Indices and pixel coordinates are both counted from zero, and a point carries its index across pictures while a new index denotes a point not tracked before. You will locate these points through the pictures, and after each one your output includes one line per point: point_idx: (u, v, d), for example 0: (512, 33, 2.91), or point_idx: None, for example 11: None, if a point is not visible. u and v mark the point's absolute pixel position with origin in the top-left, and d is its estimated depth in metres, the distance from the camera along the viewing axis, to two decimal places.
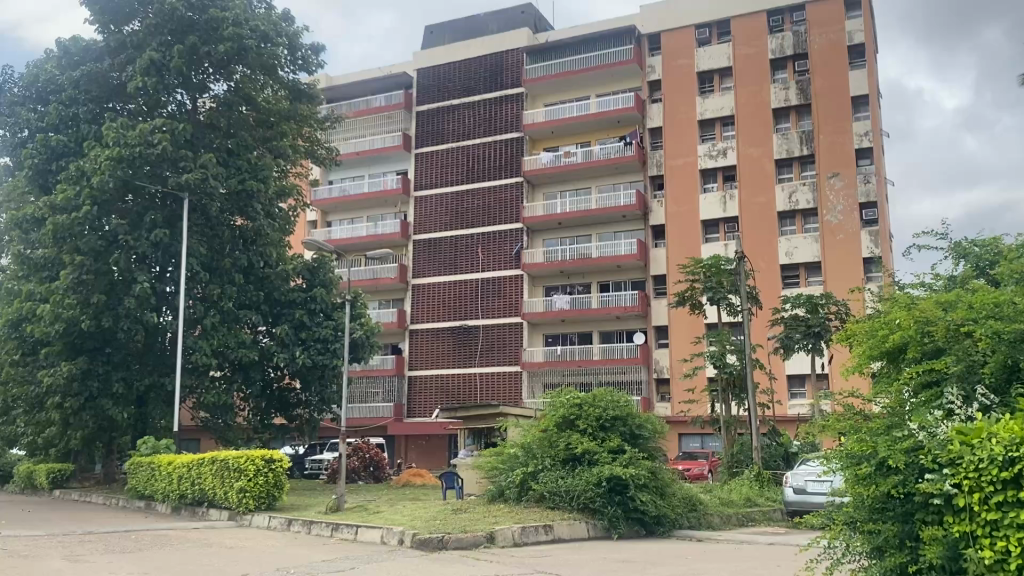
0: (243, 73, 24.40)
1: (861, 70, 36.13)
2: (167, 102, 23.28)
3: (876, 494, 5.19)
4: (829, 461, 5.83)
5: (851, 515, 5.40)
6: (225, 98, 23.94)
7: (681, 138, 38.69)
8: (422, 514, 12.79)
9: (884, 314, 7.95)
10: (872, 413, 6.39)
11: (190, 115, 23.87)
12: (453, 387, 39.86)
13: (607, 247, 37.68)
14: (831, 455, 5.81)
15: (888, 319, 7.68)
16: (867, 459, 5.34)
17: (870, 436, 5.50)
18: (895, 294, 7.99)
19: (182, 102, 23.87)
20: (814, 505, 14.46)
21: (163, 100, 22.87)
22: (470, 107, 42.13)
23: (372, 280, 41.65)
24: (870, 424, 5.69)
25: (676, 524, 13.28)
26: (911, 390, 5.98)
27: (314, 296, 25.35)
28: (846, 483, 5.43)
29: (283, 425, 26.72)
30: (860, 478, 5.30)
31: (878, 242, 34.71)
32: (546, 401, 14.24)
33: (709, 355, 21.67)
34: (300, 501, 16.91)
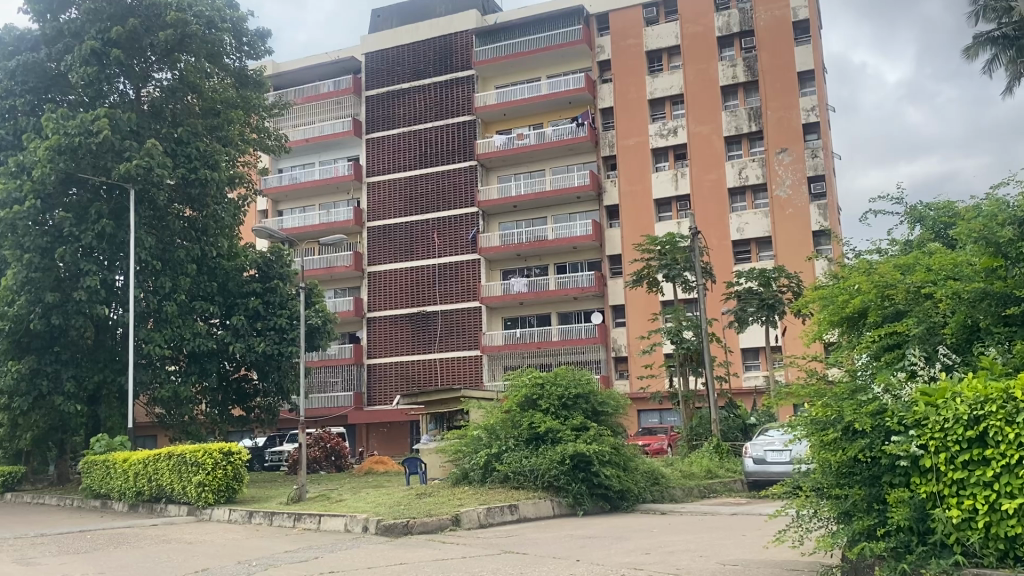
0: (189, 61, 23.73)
1: (806, 46, 36.52)
2: (109, 93, 22.44)
3: (843, 459, 5.19)
4: (793, 428, 5.82)
5: (817, 481, 5.39)
6: (169, 86, 23.29)
7: (632, 118, 38.79)
8: (386, 501, 12.64)
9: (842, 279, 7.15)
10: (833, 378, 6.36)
11: (134, 105, 23.13)
12: (412, 373, 39.62)
13: (562, 228, 37.68)
14: (794, 422, 5.80)
15: (847, 282, 6.90)
16: (832, 425, 5.33)
17: (834, 400, 5.49)
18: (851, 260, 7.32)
19: (125, 91, 23.13)
20: (773, 474, 14.62)
21: (105, 90, 22.04)
22: (420, 90, 41.74)
23: (326, 268, 41.09)
24: (833, 389, 5.69)
25: (640, 498, 13.35)
26: (871, 353, 5.96)
27: (272, 288, 25.11)
28: (812, 451, 5.41)
29: (241, 418, 26.38)
30: (826, 444, 5.29)
31: (827, 215, 35.21)
32: (508, 381, 14.16)
33: (666, 331, 21.73)
34: (261, 493, 16.63)
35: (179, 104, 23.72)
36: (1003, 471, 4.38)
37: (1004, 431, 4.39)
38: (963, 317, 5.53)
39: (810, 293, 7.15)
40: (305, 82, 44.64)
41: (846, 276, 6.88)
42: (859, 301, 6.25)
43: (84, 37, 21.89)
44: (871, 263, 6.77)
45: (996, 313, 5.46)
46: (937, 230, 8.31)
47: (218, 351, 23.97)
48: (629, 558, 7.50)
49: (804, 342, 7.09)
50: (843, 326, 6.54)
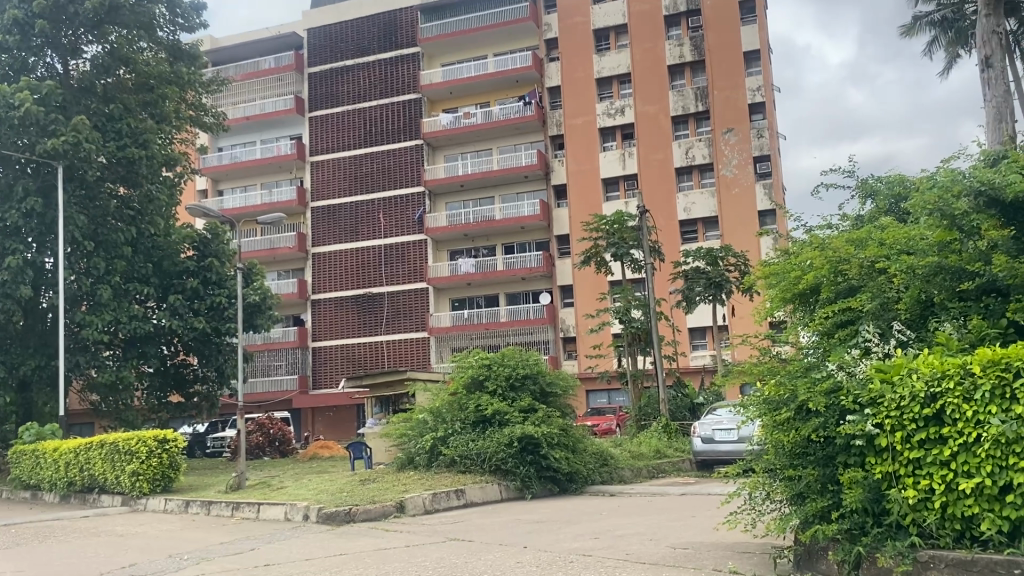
0: (120, 34, 22.74)
1: (751, 26, 36.64)
2: (36, 66, 21.69)
3: (796, 439, 5.02)
4: (744, 407, 5.65)
5: (770, 462, 5.23)
6: (100, 60, 22.20)
7: (579, 96, 38.57)
8: (328, 487, 12.27)
9: (794, 253, 7.02)
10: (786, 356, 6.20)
11: (62, 79, 22.17)
12: (358, 356, 39.04)
13: (510, 208, 37.38)
14: (746, 402, 5.62)
15: (798, 257, 6.75)
16: (786, 405, 5.18)
17: (787, 378, 5.32)
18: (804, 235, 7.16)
19: (52, 65, 22.18)
20: (722, 453, 14.61)
21: (30, 64, 21.45)
22: (365, 68, 40.94)
23: (269, 249, 40.12)
24: (787, 366, 5.52)
25: (589, 479, 13.21)
26: (825, 331, 5.80)
27: (208, 266, 24.36)
28: (764, 432, 5.25)
29: (180, 404, 25.66)
30: (778, 424, 5.13)
31: (772, 194, 35.51)
32: (454, 363, 13.87)
33: (614, 311, 21.58)
34: (200, 481, 16.10)
35: (110, 79, 22.67)
36: (960, 450, 4.25)
37: (962, 409, 4.25)
38: (917, 292, 5.41)
39: (762, 269, 7.02)
40: (246, 58, 43.42)
41: (797, 251, 6.74)
42: (812, 275, 6.12)
43: (6, 7, 21.03)
44: (825, 238, 6.62)
45: (949, 287, 5.35)
46: (888, 203, 8.21)
47: (155, 334, 23.20)
48: (578, 544, 7.27)
49: (755, 319, 6.95)
50: (796, 303, 6.40)
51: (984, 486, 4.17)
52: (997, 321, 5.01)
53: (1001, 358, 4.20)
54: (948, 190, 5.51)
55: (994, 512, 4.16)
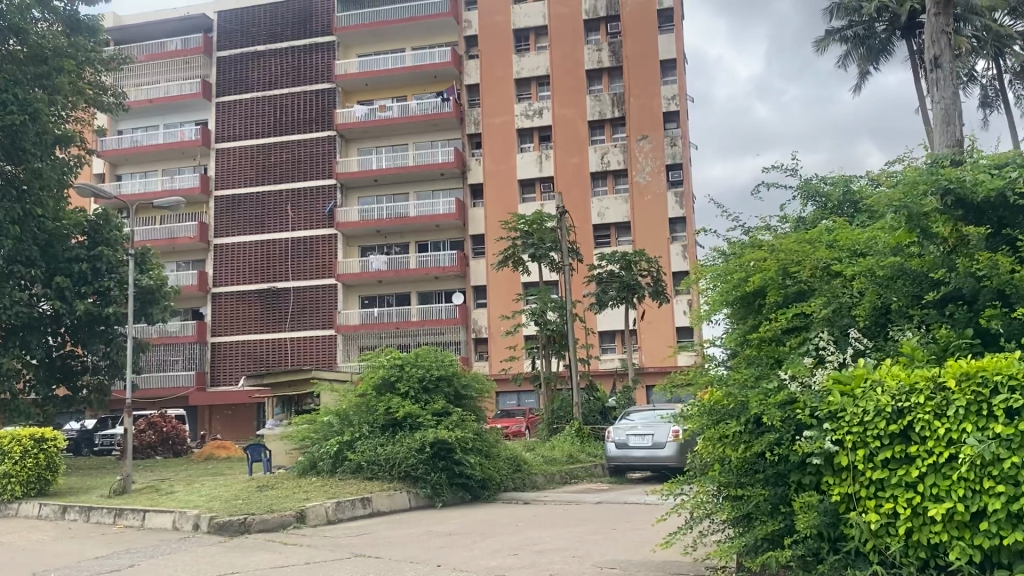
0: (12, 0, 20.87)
1: (669, 35, 36.89)
2: None
3: (746, 456, 4.66)
4: (687, 418, 5.27)
5: (715, 479, 4.88)
6: None
7: (498, 96, 38.16)
8: (222, 494, 11.37)
9: (736, 252, 6.71)
10: (728, 362, 5.87)
11: None
12: (261, 353, 37.59)
13: (424, 205, 36.61)
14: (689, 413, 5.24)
15: (742, 257, 6.43)
16: (733, 417, 4.82)
17: (736, 388, 4.96)
18: (749, 233, 6.85)
19: None
20: (631, 459, 14.33)
21: None
22: (277, 55, 39.52)
23: (168, 239, 38.23)
24: (735, 375, 5.16)
25: (501, 486, 12.67)
26: (773, 337, 5.50)
27: (99, 253, 22.99)
28: (708, 441, 4.90)
29: (65, 398, 24.03)
30: (725, 437, 4.78)
31: (684, 202, 35.84)
32: (363, 362, 13.11)
33: (530, 311, 21.17)
34: (81, 483, 14.87)
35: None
36: (929, 471, 3.96)
37: (932, 427, 3.95)
38: (874, 297, 5.20)
39: (701, 268, 6.69)
40: (150, 37, 41.28)
41: (739, 251, 6.44)
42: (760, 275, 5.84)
43: None
44: (771, 237, 6.35)
45: (908, 294, 5.15)
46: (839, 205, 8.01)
47: (37, 321, 21.83)
48: (497, 562, 6.72)
49: (693, 323, 6.65)
50: (738, 307, 6.12)
51: (955, 512, 3.88)
52: (960, 332, 4.80)
53: (974, 371, 3.89)
54: (912, 188, 5.25)
55: (965, 540, 3.86)
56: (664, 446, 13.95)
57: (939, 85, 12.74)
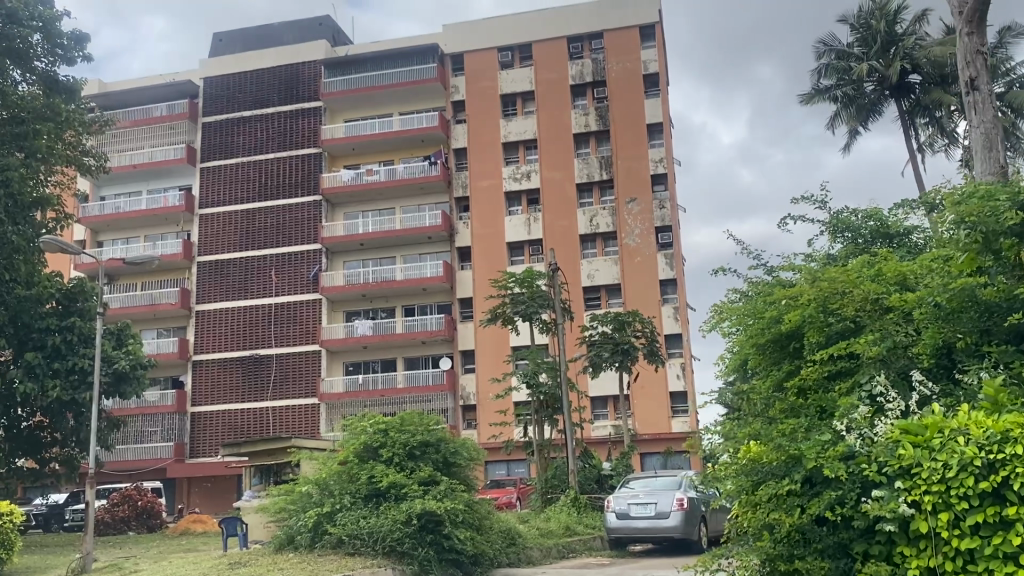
0: None
1: (655, 99, 37.00)
2: None
3: (802, 519, 4.70)
4: (723, 475, 5.33)
5: (763, 552, 4.92)
6: None
7: (485, 160, 37.98)
8: (192, 573, 10.42)
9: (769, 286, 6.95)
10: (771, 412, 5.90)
11: None
12: (242, 423, 36.40)
13: (411, 269, 36.04)
14: (726, 469, 5.29)
15: (770, 300, 6.57)
16: (789, 473, 4.88)
17: (788, 440, 5.02)
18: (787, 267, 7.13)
19: None
20: (634, 530, 13.42)
21: None
22: (263, 120, 39.33)
23: (149, 306, 37.33)
24: (783, 425, 5.23)
25: (496, 561, 11.75)
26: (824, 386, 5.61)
27: (70, 324, 22.13)
28: (754, 500, 4.97)
29: (33, 473, 22.98)
30: (776, 495, 4.85)
31: (674, 264, 35.44)
32: (344, 428, 12.27)
33: (522, 374, 20.35)
34: (38, 562, 13.75)
35: None
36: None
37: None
38: (935, 336, 5.37)
39: (725, 313, 6.91)
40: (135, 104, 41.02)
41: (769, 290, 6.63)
42: (797, 314, 5.96)
43: None
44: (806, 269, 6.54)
45: (976, 329, 5.30)
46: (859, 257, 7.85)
47: (5, 393, 21.17)
48: None
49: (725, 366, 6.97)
50: (778, 354, 6.35)
51: None
52: None
53: None
54: (987, 200, 5.35)
55: None
56: (667, 516, 13.18)
57: (976, 110, 10.40)
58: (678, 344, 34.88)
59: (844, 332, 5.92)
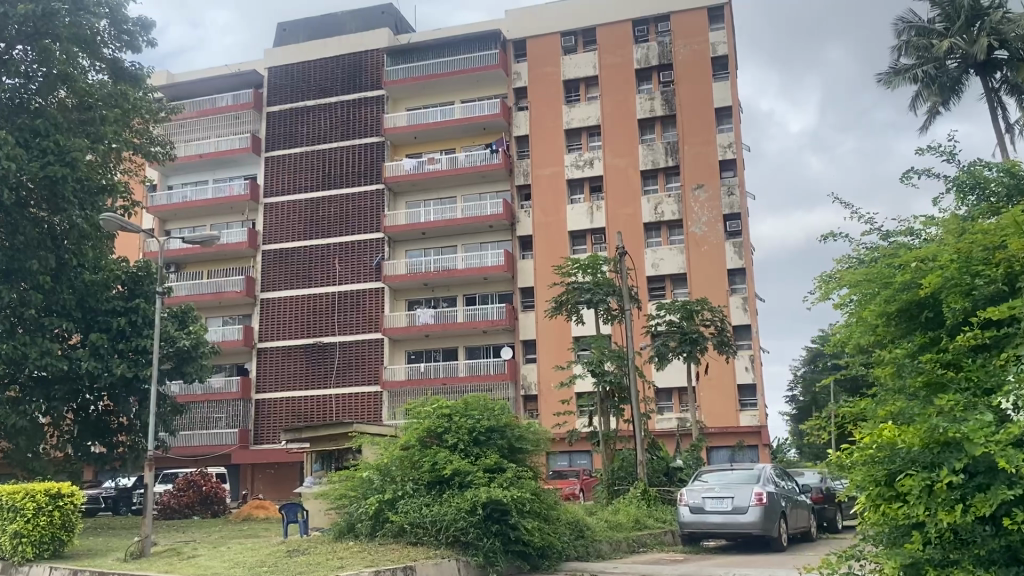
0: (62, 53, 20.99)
1: (724, 82, 35.82)
2: None
3: (964, 516, 4.68)
4: (861, 462, 5.27)
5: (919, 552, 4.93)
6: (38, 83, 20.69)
7: (547, 147, 37.32)
8: (248, 559, 10.10)
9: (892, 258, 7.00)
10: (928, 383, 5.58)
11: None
12: (305, 410, 36.51)
13: (472, 258, 35.65)
14: (866, 457, 5.21)
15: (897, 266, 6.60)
16: (948, 462, 4.82)
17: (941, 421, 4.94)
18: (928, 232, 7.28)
19: None
20: (710, 525, 12.71)
21: None
22: (326, 109, 39.30)
23: (214, 294, 37.69)
24: (936, 403, 5.11)
25: (563, 555, 11.15)
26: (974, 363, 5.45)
27: (135, 306, 22.46)
28: (900, 497, 4.94)
29: (100, 456, 23.36)
30: (929, 489, 4.82)
31: (743, 253, 34.30)
32: (407, 414, 11.83)
33: (586, 362, 19.61)
34: (99, 545, 13.64)
35: (50, 99, 21.12)
36: None
37: None
38: None
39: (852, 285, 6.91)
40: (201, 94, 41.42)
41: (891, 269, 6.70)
42: (940, 280, 5.86)
43: None
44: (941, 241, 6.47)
45: None
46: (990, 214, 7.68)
47: (71, 375, 21.29)
48: None
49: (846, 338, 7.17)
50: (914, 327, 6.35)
51: None
52: None
53: None
54: None
55: None
56: (745, 512, 12.56)
57: None
58: (748, 335, 33.78)
59: (996, 296, 5.74)
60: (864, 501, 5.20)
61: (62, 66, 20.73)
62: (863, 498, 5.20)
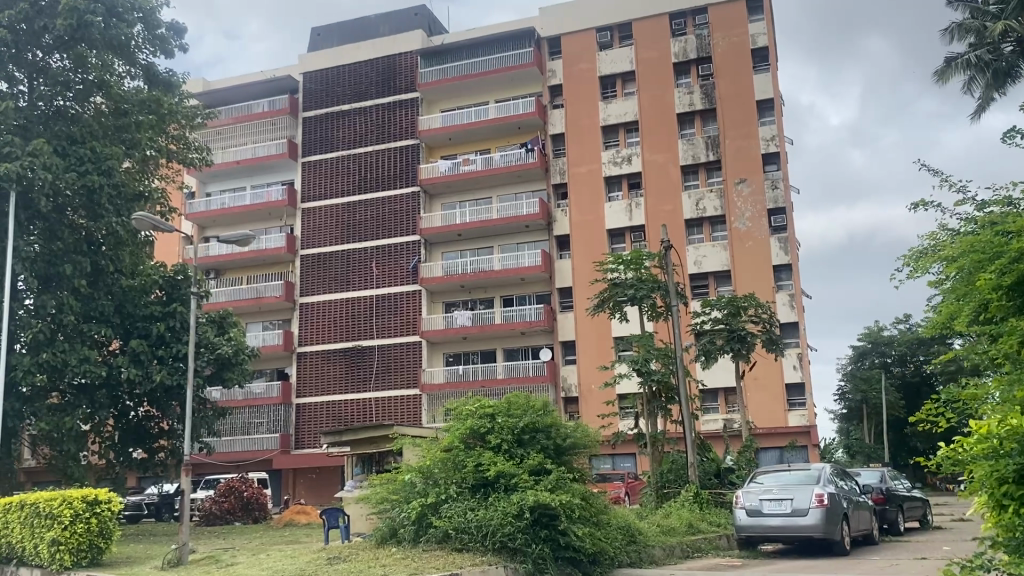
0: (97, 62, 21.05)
1: (765, 74, 34.99)
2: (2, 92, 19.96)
3: None
4: (979, 459, 4.76)
5: None
6: (81, 94, 20.84)
7: (584, 144, 36.73)
8: (288, 568, 9.68)
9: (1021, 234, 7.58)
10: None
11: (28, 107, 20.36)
12: (345, 414, 36.32)
13: (509, 258, 35.23)
14: (986, 451, 4.73)
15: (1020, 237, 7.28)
16: None
17: None
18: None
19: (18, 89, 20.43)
20: (767, 528, 12.10)
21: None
22: (361, 112, 39.13)
23: (254, 299, 37.71)
24: None
25: (615, 561, 10.62)
26: None
27: (173, 310, 22.00)
28: None
29: (142, 462, 23.40)
30: None
31: (788, 248, 33.42)
32: (448, 415, 11.41)
33: (632, 360, 19.00)
34: (139, 552, 13.36)
35: (87, 107, 21.16)
36: None
37: None
38: None
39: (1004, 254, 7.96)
40: (237, 100, 41.49)
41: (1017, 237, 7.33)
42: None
43: None
44: None
45: None
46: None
47: (111, 381, 21.20)
48: None
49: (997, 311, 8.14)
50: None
51: None
52: None
53: None
54: None
55: None
56: (804, 514, 11.93)
57: None
58: (795, 333, 32.95)
59: None
60: (986, 503, 4.74)
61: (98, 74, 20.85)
62: (984, 498, 4.75)
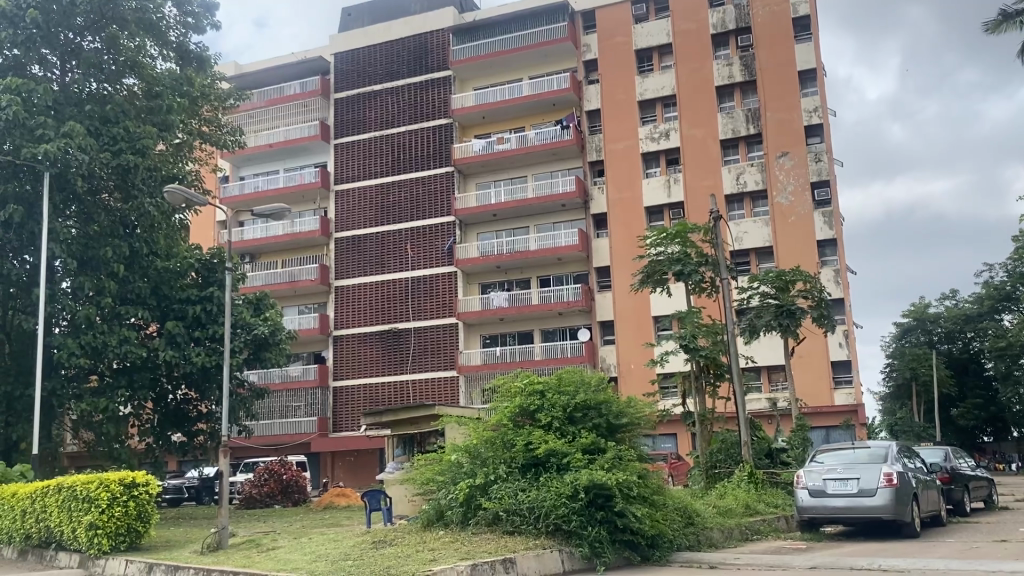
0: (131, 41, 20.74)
1: (807, 43, 33.87)
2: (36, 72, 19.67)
3: None
4: None
5: None
6: (115, 74, 20.56)
7: (621, 120, 35.86)
8: (331, 552, 9.20)
9: None
10: None
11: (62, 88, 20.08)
12: (382, 397, 36.09)
13: (546, 238, 34.58)
14: None
15: None
16: None
17: None
18: None
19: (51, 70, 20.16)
20: (831, 510, 11.46)
21: (27, 66, 19.33)
22: (393, 92, 38.59)
23: (289, 283, 37.50)
24: None
25: (674, 545, 10.05)
26: None
27: (209, 295, 21.54)
28: None
29: (181, 445, 23.25)
30: None
31: (833, 222, 32.44)
32: (494, 394, 10.90)
33: (677, 338, 18.28)
34: (179, 536, 13.05)
35: (120, 87, 20.89)
36: None
37: None
38: None
39: None
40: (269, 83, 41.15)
41: None
42: None
43: None
44: None
45: None
46: None
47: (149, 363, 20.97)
48: None
49: None
50: None
51: None
52: None
53: None
54: None
55: None
56: (873, 493, 11.24)
57: None
58: (841, 309, 31.99)
59: None
60: None
61: (130, 54, 20.59)
62: None
